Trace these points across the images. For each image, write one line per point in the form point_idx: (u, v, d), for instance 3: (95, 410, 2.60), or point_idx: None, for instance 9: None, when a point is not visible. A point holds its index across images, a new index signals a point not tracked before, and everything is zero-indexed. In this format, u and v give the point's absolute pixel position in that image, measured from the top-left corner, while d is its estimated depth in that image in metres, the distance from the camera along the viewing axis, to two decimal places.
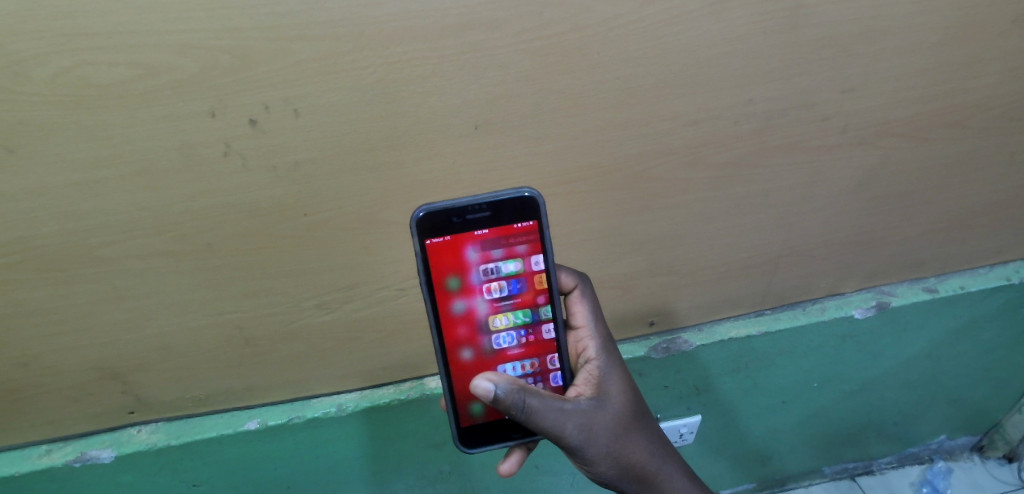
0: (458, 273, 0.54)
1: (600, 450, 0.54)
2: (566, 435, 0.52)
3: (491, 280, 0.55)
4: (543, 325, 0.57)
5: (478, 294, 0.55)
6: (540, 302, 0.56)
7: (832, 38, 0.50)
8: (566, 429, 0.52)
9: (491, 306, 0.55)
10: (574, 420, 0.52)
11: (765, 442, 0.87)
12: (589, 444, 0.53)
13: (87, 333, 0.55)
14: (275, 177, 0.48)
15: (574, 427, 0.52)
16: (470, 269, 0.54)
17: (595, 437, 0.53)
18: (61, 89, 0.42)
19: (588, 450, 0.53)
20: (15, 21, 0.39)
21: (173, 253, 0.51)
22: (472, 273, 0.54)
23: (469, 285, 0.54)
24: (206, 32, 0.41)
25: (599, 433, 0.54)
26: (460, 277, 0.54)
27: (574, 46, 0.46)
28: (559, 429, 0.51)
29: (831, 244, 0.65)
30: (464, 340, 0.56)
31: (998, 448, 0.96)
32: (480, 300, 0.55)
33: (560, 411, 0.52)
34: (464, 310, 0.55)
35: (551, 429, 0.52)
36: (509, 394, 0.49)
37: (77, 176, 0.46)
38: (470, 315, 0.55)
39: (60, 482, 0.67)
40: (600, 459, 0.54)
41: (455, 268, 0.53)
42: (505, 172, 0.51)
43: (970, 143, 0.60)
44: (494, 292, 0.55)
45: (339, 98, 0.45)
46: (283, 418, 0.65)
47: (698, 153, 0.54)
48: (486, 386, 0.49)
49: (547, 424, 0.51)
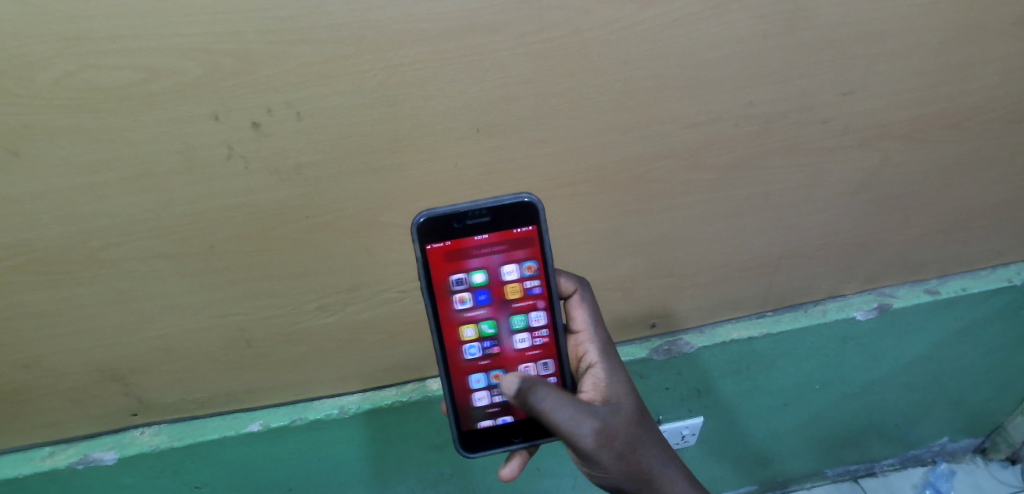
0: (446, 279, 0.54)
1: (614, 454, 0.53)
2: (583, 437, 0.52)
3: (472, 288, 0.55)
4: (532, 331, 0.57)
5: (468, 300, 0.56)
6: (530, 308, 0.57)
7: (829, 41, 0.50)
8: (583, 431, 0.52)
9: (480, 312, 0.56)
10: (591, 422, 0.52)
11: (765, 445, 0.88)
12: (604, 448, 0.53)
13: (90, 335, 0.56)
14: (278, 179, 0.49)
15: (590, 429, 0.52)
16: (451, 277, 0.54)
17: (610, 440, 0.53)
18: (65, 93, 0.43)
19: (602, 455, 0.53)
20: (21, 25, 0.40)
21: (177, 254, 0.52)
22: (453, 282, 0.55)
23: (448, 294, 0.55)
24: (208, 36, 0.42)
25: (614, 437, 0.54)
26: (449, 284, 0.55)
27: (575, 49, 0.47)
28: (576, 428, 0.52)
29: (828, 246, 0.66)
30: (453, 347, 0.56)
31: (1000, 451, 0.96)
32: (468, 308, 0.56)
33: (578, 411, 0.52)
34: (452, 317, 0.56)
35: (568, 430, 0.52)
36: (530, 387, 0.51)
37: (81, 179, 0.47)
38: (460, 321, 0.56)
39: (63, 483, 0.67)
40: (614, 464, 0.54)
41: (443, 275, 0.54)
42: (505, 175, 0.52)
43: (969, 145, 0.61)
44: (473, 299, 0.56)
45: (342, 100, 0.46)
46: (285, 420, 0.66)
47: (696, 156, 0.55)
48: (512, 381, 0.51)
49: (564, 423, 0.52)
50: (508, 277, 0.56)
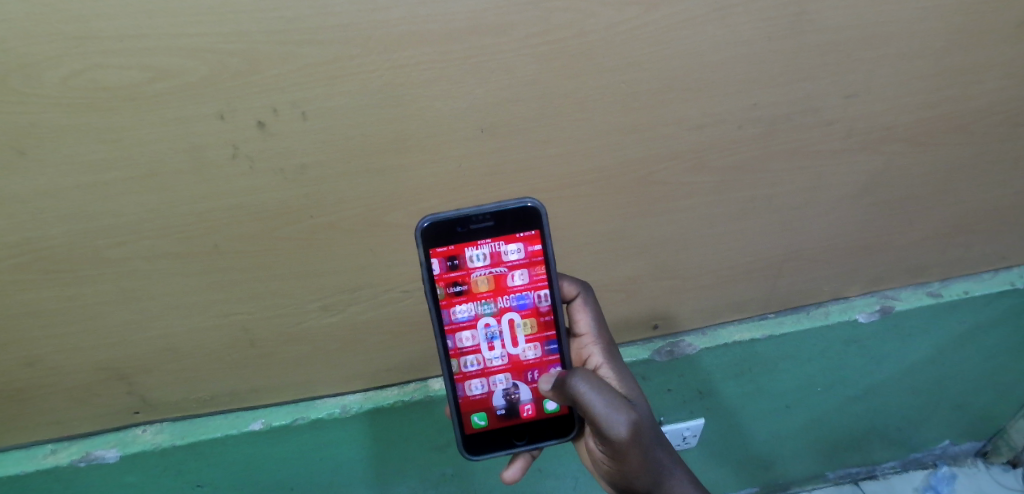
0: (469, 275, 0.54)
1: (642, 448, 0.53)
2: (618, 426, 0.52)
3: (494, 286, 0.55)
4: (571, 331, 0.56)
5: (495, 297, 0.55)
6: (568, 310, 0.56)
7: (833, 44, 0.51)
8: (619, 419, 0.52)
9: (504, 312, 0.56)
10: (628, 413, 0.52)
11: (766, 448, 0.88)
12: (635, 440, 0.52)
13: (94, 334, 0.56)
14: (282, 179, 0.49)
15: (627, 420, 0.52)
16: (472, 273, 0.54)
17: (641, 433, 0.53)
18: (72, 91, 0.43)
19: (632, 448, 0.53)
20: (30, 24, 0.40)
21: (180, 254, 0.52)
22: (476, 278, 0.55)
23: (470, 290, 0.55)
24: (215, 36, 0.42)
25: (643, 430, 0.53)
26: (472, 280, 0.55)
27: (579, 50, 0.47)
28: (614, 417, 0.51)
29: (831, 249, 0.65)
30: (474, 344, 0.56)
31: (1001, 454, 0.96)
32: (490, 305, 0.56)
33: (616, 400, 0.52)
34: (473, 314, 0.56)
35: (608, 418, 0.51)
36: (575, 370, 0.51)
37: (87, 177, 0.47)
38: (519, 316, 0.56)
39: (65, 481, 0.68)
40: (639, 457, 0.53)
41: (465, 272, 0.54)
42: (509, 177, 0.52)
43: (972, 148, 0.61)
44: (496, 298, 0.56)
45: (347, 101, 0.46)
46: (287, 419, 0.66)
47: (698, 158, 0.55)
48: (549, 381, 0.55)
49: (601, 411, 0.51)
50: (529, 279, 0.55)
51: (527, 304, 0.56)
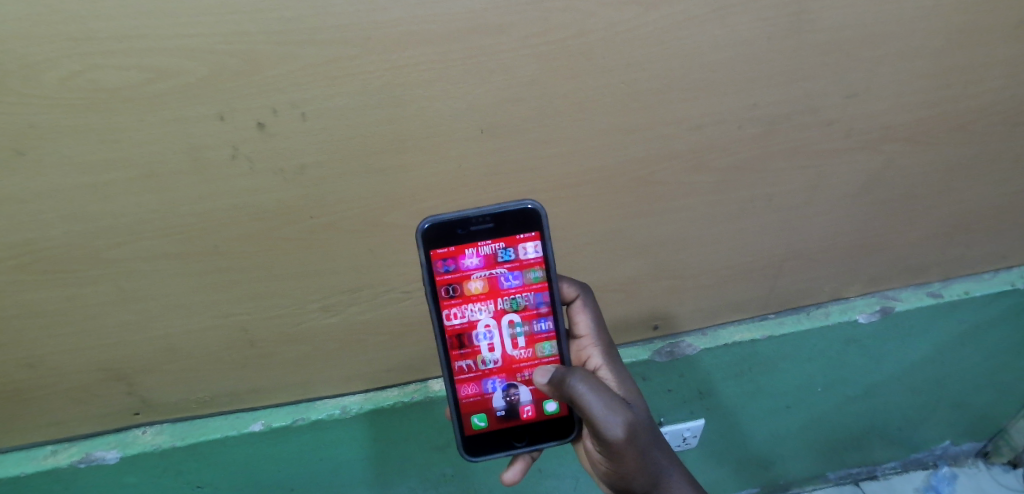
0: (469, 276, 0.54)
1: (639, 451, 0.53)
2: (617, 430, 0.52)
3: (494, 288, 0.55)
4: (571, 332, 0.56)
5: (495, 299, 0.55)
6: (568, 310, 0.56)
7: (833, 44, 0.51)
8: (617, 421, 0.51)
9: (505, 313, 0.56)
10: (625, 415, 0.52)
11: (767, 448, 0.88)
12: (632, 443, 0.52)
13: (93, 334, 0.56)
14: (282, 180, 0.49)
15: (623, 421, 0.52)
16: (472, 274, 0.54)
17: (638, 436, 0.53)
18: (72, 92, 0.43)
19: (629, 450, 0.52)
20: (31, 25, 0.40)
21: (180, 254, 0.52)
22: (476, 280, 0.55)
23: (470, 292, 0.55)
24: (215, 36, 0.42)
25: (641, 433, 0.53)
26: (472, 282, 0.55)
27: (578, 50, 0.47)
28: (610, 418, 0.51)
29: (831, 249, 0.65)
30: (473, 345, 0.56)
31: (1002, 455, 0.95)
32: (490, 307, 0.55)
33: (612, 402, 0.52)
34: (473, 315, 0.55)
35: (605, 420, 0.51)
36: None
37: (86, 178, 0.47)
38: (520, 316, 0.56)
39: (66, 482, 0.68)
40: (637, 461, 0.53)
41: (465, 273, 0.54)
42: (509, 177, 0.52)
43: (971, 148, 0.60)
44: (495, 300, 0.55)
45: (346, 101, 0.46)
46: (287, 420, 0.66)
47: (699, 157, 0.55)
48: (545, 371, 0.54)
49: (599, 412, 0.51)
50: (529, 280, 0.55)
51: (527, 304, 0.56)
